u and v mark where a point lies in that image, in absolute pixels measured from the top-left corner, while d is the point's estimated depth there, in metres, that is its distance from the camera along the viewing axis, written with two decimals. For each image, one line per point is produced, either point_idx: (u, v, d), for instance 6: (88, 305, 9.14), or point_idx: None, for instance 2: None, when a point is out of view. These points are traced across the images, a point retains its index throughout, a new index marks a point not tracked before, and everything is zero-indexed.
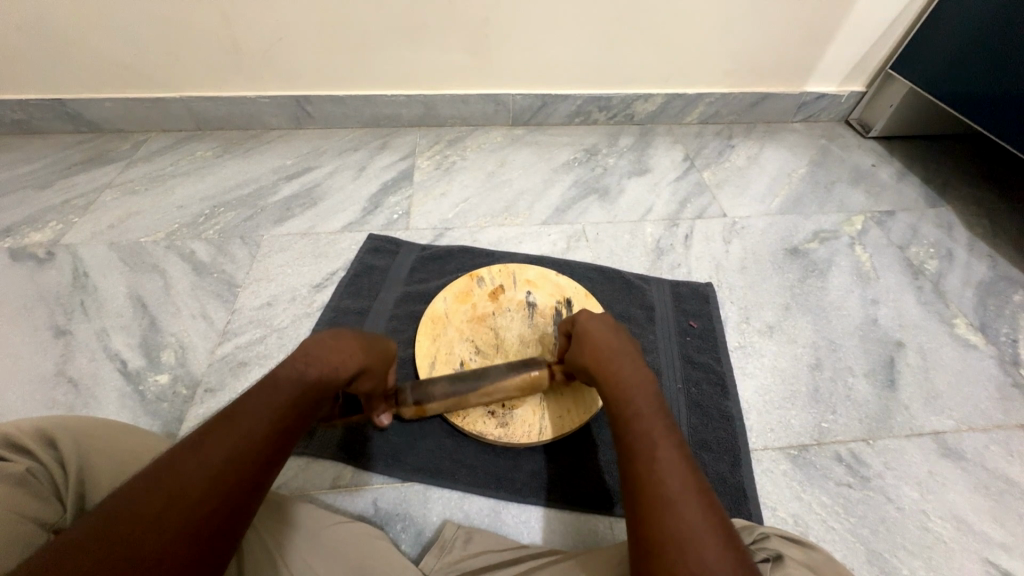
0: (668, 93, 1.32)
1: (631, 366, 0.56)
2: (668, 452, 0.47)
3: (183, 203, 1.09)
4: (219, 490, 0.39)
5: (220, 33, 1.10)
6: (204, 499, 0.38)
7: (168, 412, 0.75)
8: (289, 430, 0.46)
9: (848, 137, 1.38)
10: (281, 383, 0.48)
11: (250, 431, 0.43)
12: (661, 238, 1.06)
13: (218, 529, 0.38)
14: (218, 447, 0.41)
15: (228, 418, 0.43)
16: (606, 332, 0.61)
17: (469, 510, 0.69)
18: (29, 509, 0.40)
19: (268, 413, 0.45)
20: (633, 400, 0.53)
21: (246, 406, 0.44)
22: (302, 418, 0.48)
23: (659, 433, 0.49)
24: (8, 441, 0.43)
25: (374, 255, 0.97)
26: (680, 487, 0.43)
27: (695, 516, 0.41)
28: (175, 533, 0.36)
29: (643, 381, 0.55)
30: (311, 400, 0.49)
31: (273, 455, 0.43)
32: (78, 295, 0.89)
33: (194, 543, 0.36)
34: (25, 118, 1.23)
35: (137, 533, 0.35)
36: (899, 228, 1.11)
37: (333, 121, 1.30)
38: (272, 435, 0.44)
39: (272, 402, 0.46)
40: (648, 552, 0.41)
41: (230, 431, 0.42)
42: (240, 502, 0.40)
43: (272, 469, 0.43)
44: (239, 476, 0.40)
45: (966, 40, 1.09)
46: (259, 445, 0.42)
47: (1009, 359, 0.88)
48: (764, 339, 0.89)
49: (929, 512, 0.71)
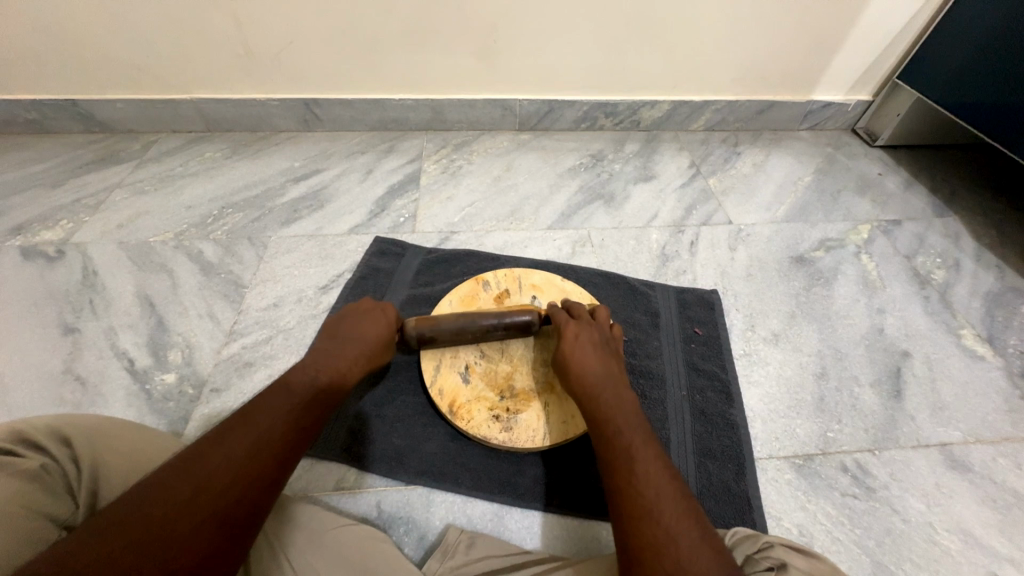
0: (674, 100, 1.33)
1: (614, 387, 0.59)
2: (651, 462, 0.48)
3: (191, 203, 1.09)
4: (241, 483, 0.40)
5: (231, 37, 1.12)
6: (228, 490, 0.39)
7: (174, 412, 0.75)
8: (304, 431, 0.47)
9: (855, 146, 1.38)
10: (293, 387, 0.50)
11: (268, 430, 0.44)
12: (666, 245, 1.06)
13: (238, 523, 0.38)
14: (240, 442, 0.42)
15: (246, 416, 0.45)
16: (587, 349, 0.63)
17: (471, 514, 0.69)
18: (42, 506, 0.40)
19: (285, 414, 0.46)
20: (616, 416, 0.55)
21: (261, 408, 0.46)
22: (315, 421, 0.49)
23: (639, 444, 0.50)
24: (21, 437, 0.43)
25: (380, 257, 0.98)
26: (659, 495, 0.45)
27: (675, 521, 0.42)
28: (199, 523, 0.36)
29: (626, 400, 0.57)
30: (322, 403, 0.51)
31: (290, 453, 0.44)
32: (86, 293, 0.90)
33: (218, 533, 0.37)
34: (38, 118, 1.24)
35: (164, 523, 0.35)
36: (905, 238, 1.11)
37: (340, 124, 1.31)
38: (288, 435, 0.45)
39: (286, 405, 0.47)
40: (632, 557, 0.41)
41: (249, 430, 0.43)
42: (260, 495, 0.41)
43: (289, 468, 0.44)
44: (259, 471, 0.41)
45: (975, 51, 1.09)
46: (278, 442, 0.44)
47: (1017, 371, 0.88)
48: (769, 347, 0.89)
49: (935, 524, 0.70)
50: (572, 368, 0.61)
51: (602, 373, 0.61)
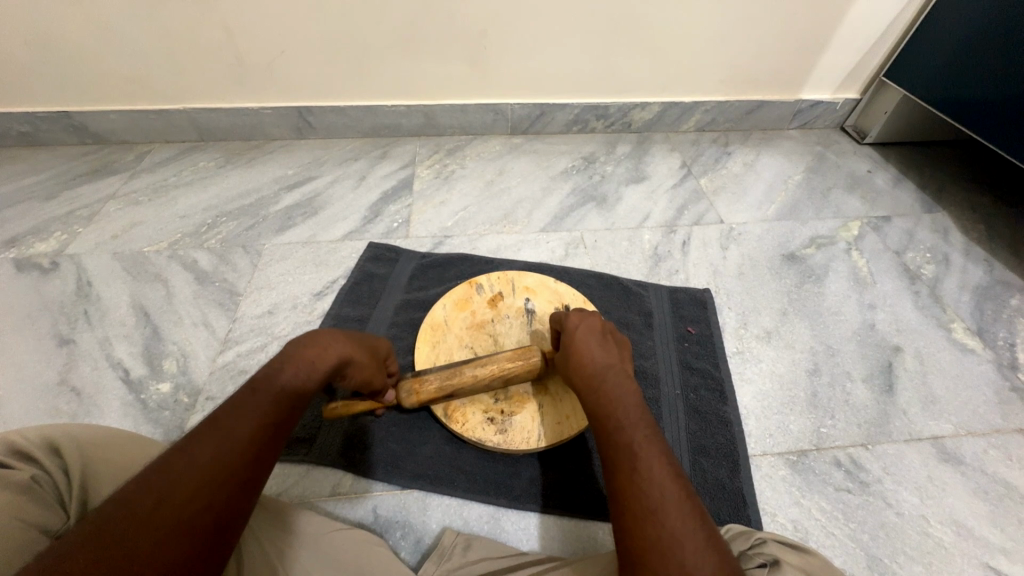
0: (664, 101, 1.34)
1: (616, 380, 0.57)
2: (654, 461, 0.47)
3: (185, 213, 1.10)
4: (207, 491, 0.39)
5: (224, 47, 1.13)
6: (193, 499, 0.38)
7: (169, 421, 0.75)
8: (279, 430, 0.46)
9: (844, 144, 1.39)
10: (263, 383, 0.47)
11: (236, 432, 0.43)
12: (659, 245, 1.07)
13: (209, 532, 0.38)
14: (206, 450, 0.41)
15: (215, 421, 0.43)
16: (592, 341, 0.62)
17: (468, 517, 0.69)
18: (34, 515, 0.41)
19: (255, 414, 0.45)
20: (620, 409, 0.54)
21: (230, 409, 0.44)
22: (290, 417, 0.47)
23: (641, 440, 0.49)
24: (13, 449, 0.44)
25: (374, 262, 0.98)
26: (663, 495, 0.44)
27: (680, 521, 0.42)
28: (164, 535, 0.36)
29: (627, 393, 0.56)
30: (295, 397, 0.48)
31: (261, 451, 0.43)
32: (80, 304, 0.90)
33: (184, 545, 0.37)
34: (30, 130, 1.24)
35: (127, 539, 0.35)
36: (895, 234, 1.12)
37: (334, 131, 1.32)
38: (258, 434, 0.44)
39: (256, 402, 0.45)
40: (634, 557, 0.42)
41: (215, 434, 0.42)
42: (230, 499, 0.40)
43: (261, 469, 0.43)
44: (228, 477, 0.41)
45: (960, 47, 1.10)
46: (246, 445, 0.43)
47: (1006, 363, 0.89)
48: (762, 345, 0.90)
49: (929, 517, 0.71)
50: (576, 357, 0.61)
51: (606, 365, 0.59)
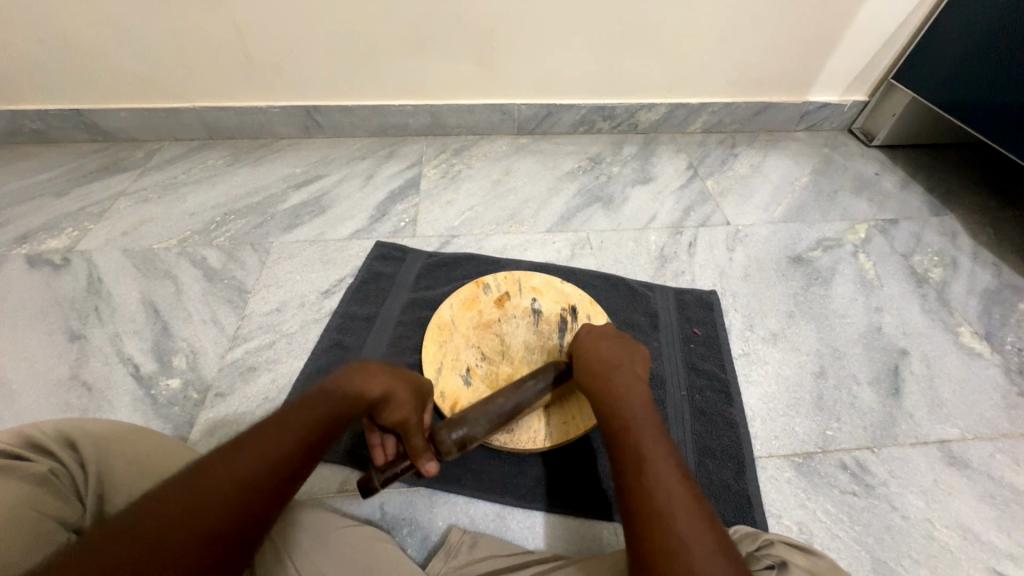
0: (671, 103, 1.34)
1: (626, 381, 0.57)
2: (664, 463, 0.47)
3: (195, 210, 1.11)
4: (238, 500, 0.39)
5: (232, 45, 1.13)
6: (224, 506, 0.38)
7: (179, 416, 0.76)
8: (316, 449, 0.46)
9: (851, 147, 1.39)
10: (311, 401, 0.48)
11: (276, 449, 0.43)
12: (665, 247, 1.07)
13: (231, 541, 0.38)
14: (246, 460, 0.41)
15: (260, 432, 0.44)
16: (601, 343, 0.62)
17: (474, 516, 0.69)
18: (53, 508, 0.42)
19: (297, 431, 0.45)
20: (627, 411, 0.54)
21: (274, 423, 0.45)
22: (327, 437, 0.48)
23: (650, 443, 0.50)
24: (30, 441, 0.44)
25: (381, 261, 0.99)
26: (672, 498, 0.44)
27: (688, 526, 0.42)
28: (190, 540, 0.36)
29: (634, 393, 0.56)
30: (337, 419, 0.49)
31: (295, 470, 0.44)
32: (91, 300, 0.91)
33: (206, 551, 0.36)
34: (42, 128, 1.26)
35: (156, 538, 0.35)
36: (902, 237, 1.12)
37: (341, 130, 1.32)
38: (296, 451, 0.44)
39: (302, 420, 0.46)
40: (645, 561, 0.42)
41: (256, 447, 0.42)
42: (256, 511, 0.40)
43: (291, 486, 0.43)
44: (261, 488, 0.41)
45: (969, 50, 1.10)
46: (283, 460, 0.43)
47: (1014, 368, 0.88)
48: (768, 347, 0.90)
49: (934, 521, 0.71)
50: (585, 362, 0.61)
51: (613, 363, 0.60)
